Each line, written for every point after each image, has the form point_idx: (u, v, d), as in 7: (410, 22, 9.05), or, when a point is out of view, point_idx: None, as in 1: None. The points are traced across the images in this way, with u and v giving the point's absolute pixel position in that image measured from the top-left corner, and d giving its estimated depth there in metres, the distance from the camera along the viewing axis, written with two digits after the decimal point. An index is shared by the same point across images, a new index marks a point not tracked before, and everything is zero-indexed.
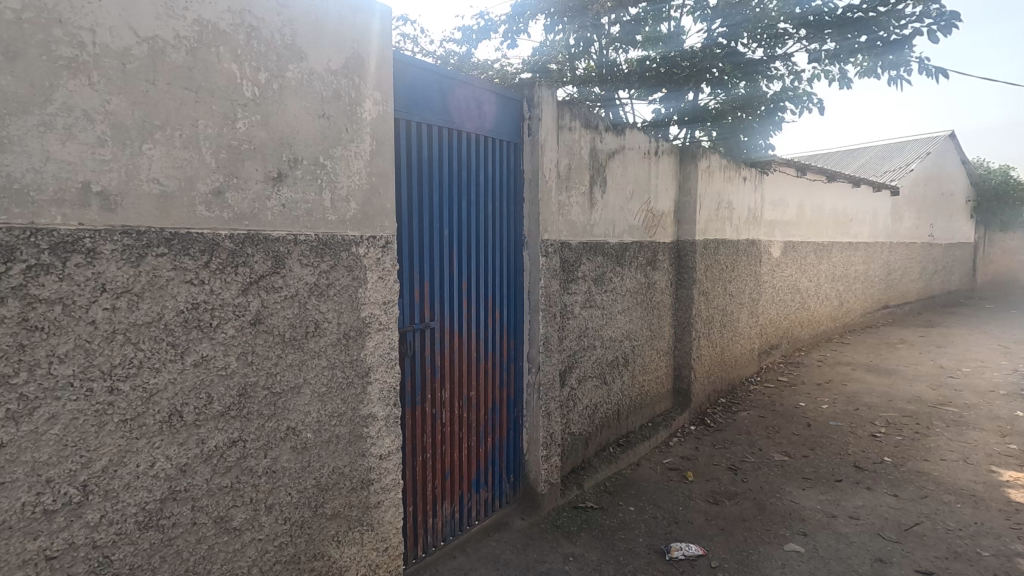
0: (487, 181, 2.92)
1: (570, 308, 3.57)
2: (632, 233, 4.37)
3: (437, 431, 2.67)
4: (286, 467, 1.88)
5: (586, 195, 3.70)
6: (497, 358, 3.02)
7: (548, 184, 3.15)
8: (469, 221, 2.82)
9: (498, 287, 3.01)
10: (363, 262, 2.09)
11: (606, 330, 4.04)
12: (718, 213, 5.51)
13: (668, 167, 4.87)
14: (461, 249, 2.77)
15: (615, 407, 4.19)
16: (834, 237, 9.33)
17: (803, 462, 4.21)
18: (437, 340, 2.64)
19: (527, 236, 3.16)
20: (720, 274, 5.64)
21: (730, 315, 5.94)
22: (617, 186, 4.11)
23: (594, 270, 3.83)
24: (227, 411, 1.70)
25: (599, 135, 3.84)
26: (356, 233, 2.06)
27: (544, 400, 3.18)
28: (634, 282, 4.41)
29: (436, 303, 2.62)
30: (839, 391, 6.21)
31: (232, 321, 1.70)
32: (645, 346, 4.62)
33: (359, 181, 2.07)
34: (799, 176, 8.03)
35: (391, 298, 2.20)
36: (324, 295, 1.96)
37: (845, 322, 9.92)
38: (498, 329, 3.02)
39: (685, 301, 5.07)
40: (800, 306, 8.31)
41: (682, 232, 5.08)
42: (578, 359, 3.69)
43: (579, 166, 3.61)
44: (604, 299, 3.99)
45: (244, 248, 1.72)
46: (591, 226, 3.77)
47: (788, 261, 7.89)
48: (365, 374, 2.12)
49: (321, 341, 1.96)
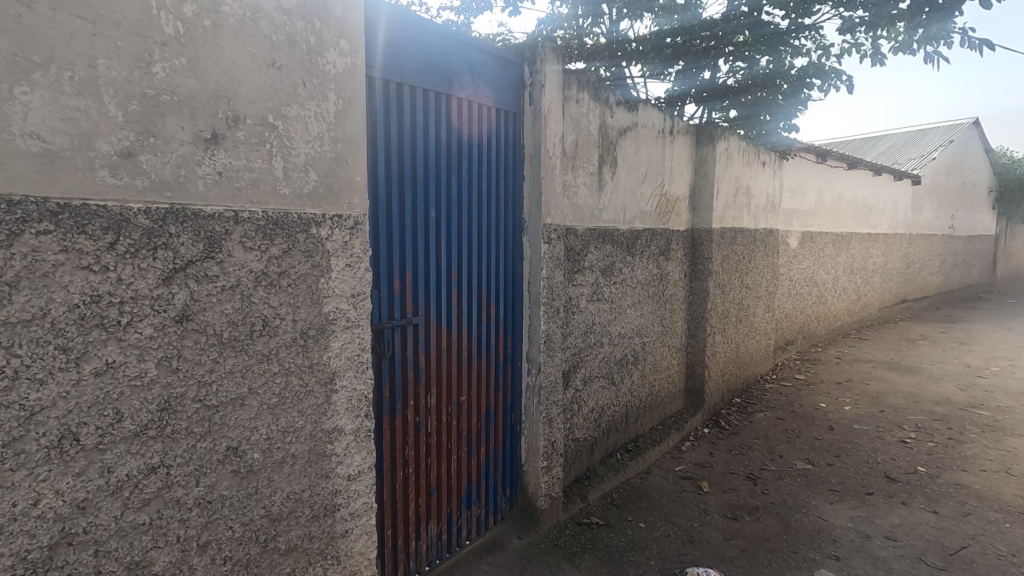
0: (480, 157, 2.55)
1: (576, 302, 3.21)
2: (645, 219, 3.99)
3: (420, 442, 2.33)
4: (226, 496, 1.53)
5: (593, 176, 3.33)
6: (492, 359, 2.66)
7: (552, 162, 2.77)
8: (460, 202, 2.45)
9: (494, 278, 2.65)
10: (327, 246, 1.73)
11: (615, 326, 3.68)
12: (737, 199, 5.13)
13: (684, 148, 4.48)
14: (449, 235, 2.41)
15: (623, 410, 3.84)
16: (853, 228, 8.90)
17: (829, 472, 3.85)
18: (422, 338, 2.29)
19: (527, 220, 2.79)
20: (736, 265, 5.26)
21: (746, 309, 5.57)
22: (628, 167, 3.74)
23: (602, 260, 3.47)
24: (144, 431, 1.36)
25: (610, 110, 3.46)
26: (317, 211, 1.71)
27: (545, 405, 2.82)
28: (646, 274, 4.05)
29: (420, 296, 2.27)
30: (861, 391, 5.84)
31: (148, 318, 1.35)
32: (656, 343, 4.27)
33: (322, 149, 1.71)
34: (819, 162, 7.60)
35: (361, 290, 1.85)
36: (275, 285, 1.61)
37: (862, 316, 9.51)
38: (493, 325, 2.66)
39: (700, 295, 4.70)
40: (816, 300, 7.93)
41: (698, 220, 4.71)
42: (583, 358, 3.34)
43: (587, 144, 3.24)
44: (613, 292, 3.63)
45: (166, 226, 1.36)
46: (599, 211, 3.41)
47: (806, 253, 7.49)
48: (330, 381, 1.77)
49: (272, 343, 1.61)
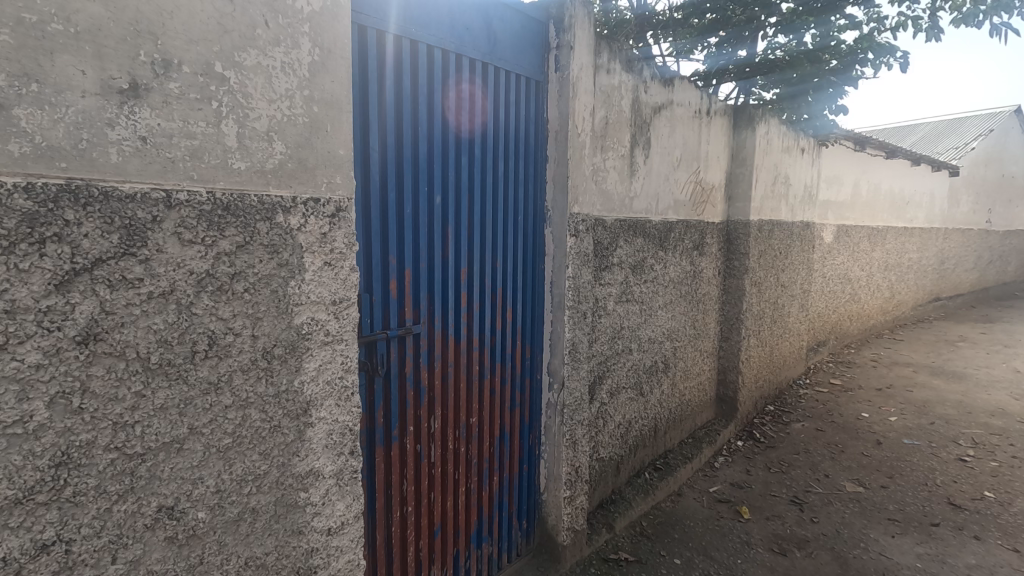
0: (496, 132, 2.12)
1: (604, 303, 2.79)
2: (678, 210, 3.56)
3: (421, 474, 1.93)
4: (158, 573, 1.15)
5: (623, 159, 2.91)
6: (507, 372, 2.26)
7: (581, 140, 2.34)
8: (472, 186, 2.04)
9: (510, 276, 2.24)
10: (298, 237, 1.33)
11: (644, 330, 3.27)
12: (775, 188, 4.67)
13: (721, 131, 4.02)
14: (458, 225, 2.00)
15: (651, 423, 3.45)
16: (888, 221, 8.37)
17: (883, 497, 3.42)
18: (424, 351, 1.89)
19: (550, 209, 2.37)
20: (773, 262, 4.82)
21: (781, 309, 5.13)
22: (662, 151, 3.30)
23: (633, 256, 3.05)
24: (29, 497, 0.97)
25: (644, 84, 3.03)
26: (286, 195, 1.31)
27: (570, 426, 2.41)
28: (679, 270, 3.62)
29: (422, 300, 1.87)
30: (905, 399, 5.38)
31: (33, 340, 0.96)
32: (687, 348, 3.85)
33: (291, 111, 1.30)
34: (857, 150, 7.09)
35: (344, 295, 1.45)
36: (226, 291, 1.21)
37: (895, 315, 8.99)
38: (509, 332, 2.25)
39: (735, 294, 4.27)
40: (850, 298, 7.45)
41: (733, 211, 4.26)
42: (610, 368, 2.93)
43: (618, 122, 2.81)
44: (643, 292, 3.21)
45: (60, 209, 0.97)
46: (630, 199, 2.99)
47: (840, 248, 7.00)
48: (302, 414, 1.38)
49: (222, 367, 1.22)
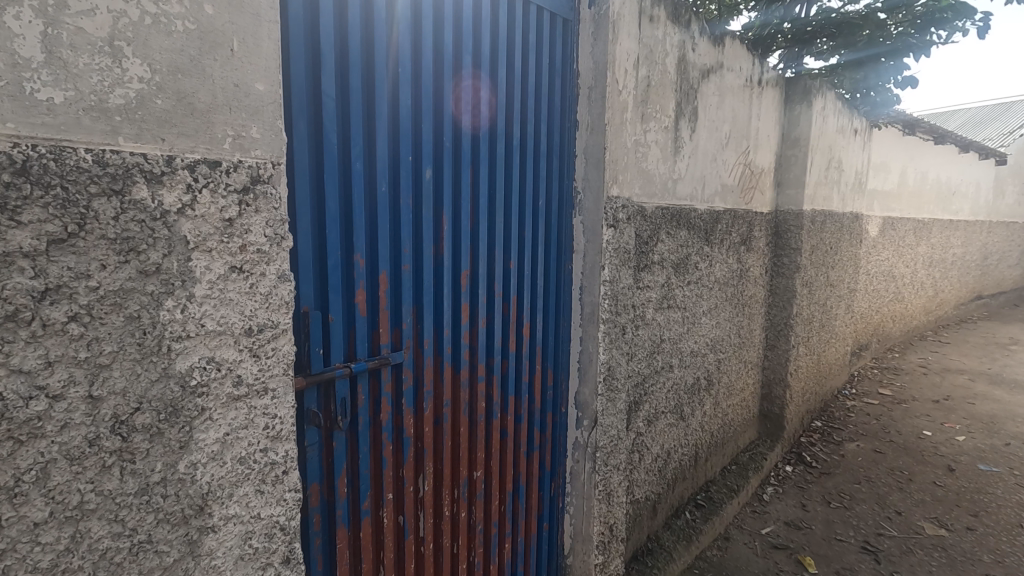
0: (511, 87, 1.56)
1: (644, 310, 2.24)
2: (725, 196, 2.99)
3: (406, 555, 1.40)
4: None
5: (666, 132, 2.34)
6: (523, 408, 1.70)
7: (621, 101, 1.77)
8: (477, 157, 1.48)
9: (528, 281, 1.68)
10: (180, 226, 0.79)
11: (686, 342, 2.72)
12: (829, 173, 4.06)
13: (773, 104, 3.42)
14: (458, 212, 1.44)
15: (691, 451, 2.90)
16: (934, 213, 7.68)
17: (973, 543, 2.85)
18: (408, 387, 1.35)
19: (580, 192, 1.80)
20: (824, 258, 4.22)
21: (829, 312, 4.54)
22: (709, 124, 2.73)
23: (676, 252, 2.48)
24: None
25: (691, 40, 2.45)
26: (152, 153, 0.76)
27: (603, 474, 1.87)
28: (725, 269, 3.05)
29: (404, 317, 1.32)
30: (968, 413, 4.77)
31: None
32: (731, 359, 3.29)
33: (160, 7, 0.75)
34: (906, 134, 6.41)
35: (267, 318, 0.91)
36: (26, 323, 0.67)
37: (938, 315, 8.32)
38: (526, 355, 1.69)
39: (784, 295, 3.68)
40: (893, 298, 6.82)
41: (783, 199, 3.67)
42: (648, 389, 2.39)
43: (662, 85, 2.24)
44: (686, 297, 2.65)
45: None
46: (673, 182, 2.43)
47: (886, 242, 6.36)
48: (195, 516, 0.84)
49: (23, 457, 0.68)
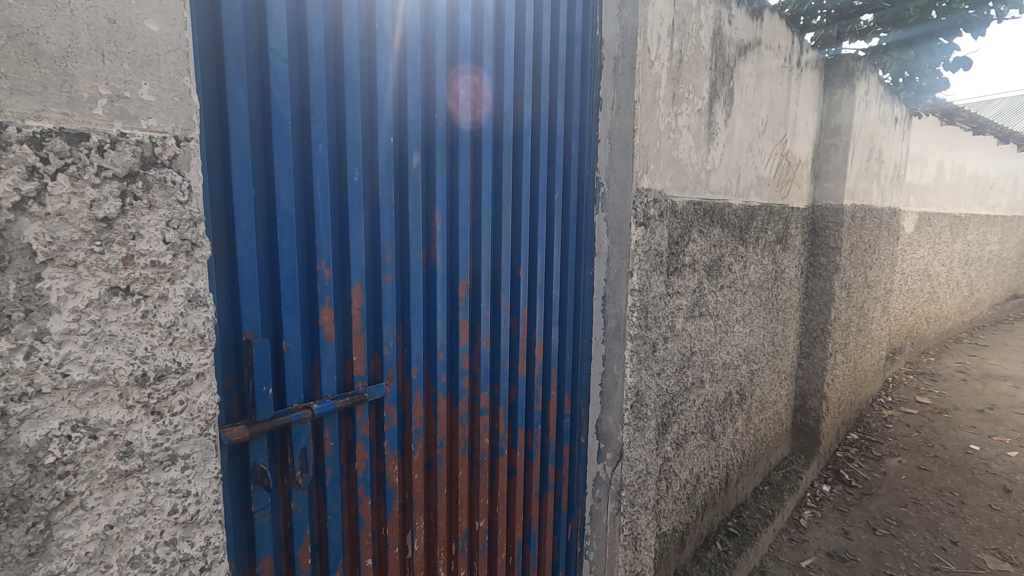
0: (521, 55, 1.28)
1: (674, 320, 1.95)
2: (761, 190, 2.68)
3: None
4: None
5: (700, 116, 2.04)
6: (535, 441, 1.43)
7: (654, 74, 1.48)
8: (479, 141, 1.20)
9: (542, 291, 1.40)
10: (19, 229, 0.52)
11: (718, 353, 2.42)
12: (869, 165, 3.72)
13: (812, 89, 3.10)
14: (455, 206, 1.17)
15: (722, 474, 2.62)
16: (971, 208, 7.25)
17: None
18: (391, 427, 1.08)
19: (604, 185, 1.52)
20: (863, 256, 3.88)
21: (867, 315, 4.20)
22: (746, 109, 2.42)
23: (709, 253, 2.19)
24: None
25: (727, 10, 2.15)
26: None
27: (628, 517, 1.60)
28: (760, 271, 2.74)
29: (386, 341, 1.05)
30: (1018, 425, 4.40)
31: None
32: (765, 369, 2.99)
33: None
34: (945, 123, 6.01)
35: (171, 359, 0.64)
36: None
37: (973, 316, 7.89)
38: (538, 379, 1.42)
39: (821, 299, 3.36)
40: (928, 298, 6.43)
41: (821, 193, 3.34)
42: (677, 409, 2.11)
43: (695, 60, 1.95)
44: (719, 303, 2.35)
45: None
46: (707, 173, 2.14)
47: (922, 239, 5.98)
48: None
49: None
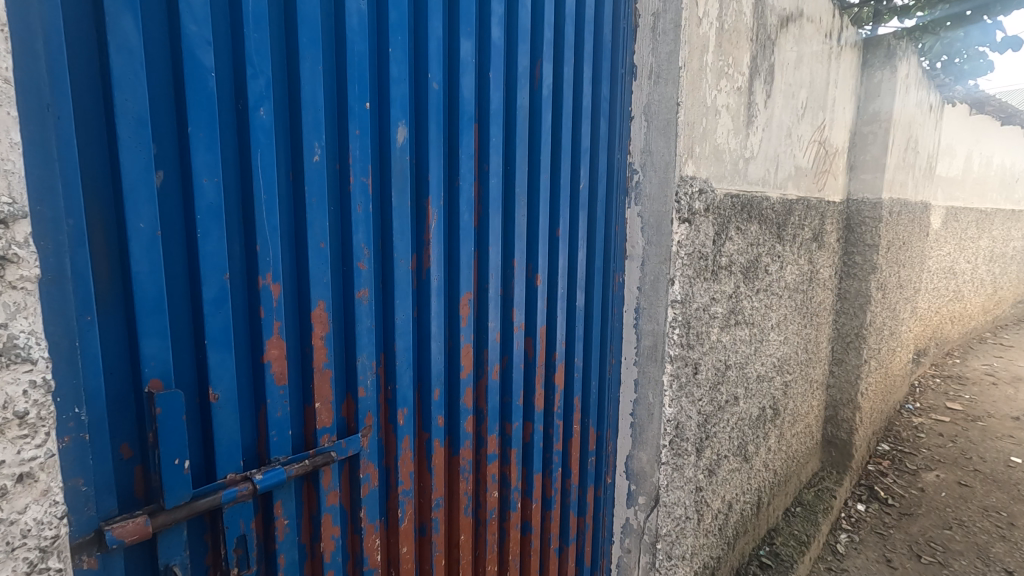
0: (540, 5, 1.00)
1: (710, 331, 1.68)
2: (798, 181, 2.40)
3: None
4: None
5: (739, 95, 1.76)
6: (554, 488, 1.17)
7: (700, 35, 1.21)
8: (485, 113, 0.93)
9: (563, 303, 1.13)
10: None
11: (753, 365, 2.15)
12: (906, 155, 3.42)
13: (851, 71, 2.81)
14: (453, 198, 0.90)
15: (755, 498, 2.35)
16: (998, 202, 6.93)
17: None
18: (371, 489, 0.82)
19: (638, 173, 1.24)
20: (897, 254, 3.59)
21: (898, 316, 3.92)
22: (786, 89, 2.14)
23: (746, 252, 1.91)
24: None
25: None
26: None
27: (664, 572, 1.35)
28: (795, 271, 2.47)
29: (362, 378, 0.78)
30: None
31: None
32: (798, 379, 2.72)
33: None
34: (974, 113, 5.69)
35: None
36: None
37: (997, 315, 7.58)
38: (558, 413, 1.15)
39: (856, 301, 3.08)
40: (954, 297, 6.13)
41: (858, 185, 3.05)
42: (711, 432, 1.83)
43: (737, 28, 1.67)
44: (755, 310, 2.08)
45: None
46: (746, 162, 1.86)
47: (948, 235, 5.68)
48: None
49: None
